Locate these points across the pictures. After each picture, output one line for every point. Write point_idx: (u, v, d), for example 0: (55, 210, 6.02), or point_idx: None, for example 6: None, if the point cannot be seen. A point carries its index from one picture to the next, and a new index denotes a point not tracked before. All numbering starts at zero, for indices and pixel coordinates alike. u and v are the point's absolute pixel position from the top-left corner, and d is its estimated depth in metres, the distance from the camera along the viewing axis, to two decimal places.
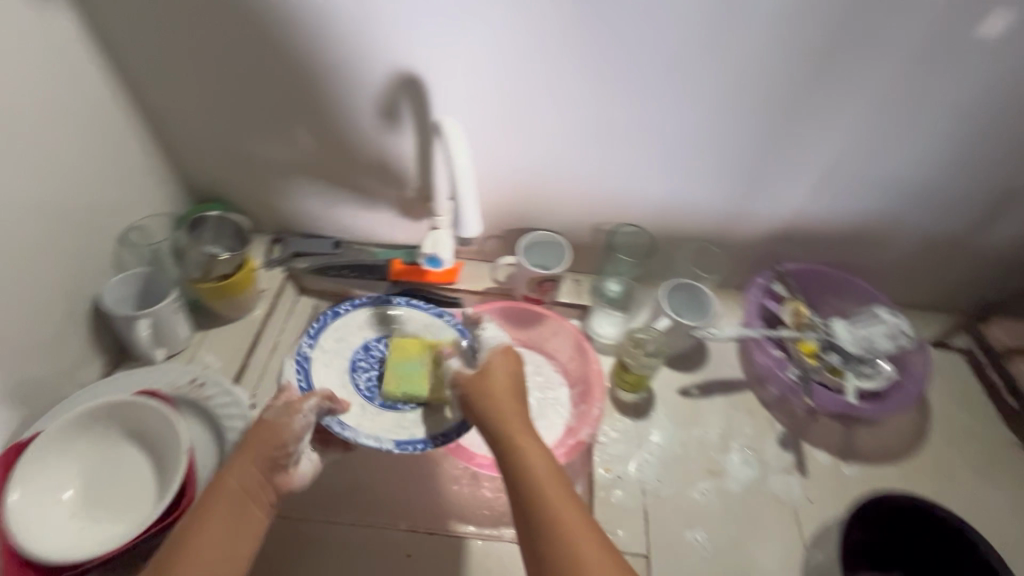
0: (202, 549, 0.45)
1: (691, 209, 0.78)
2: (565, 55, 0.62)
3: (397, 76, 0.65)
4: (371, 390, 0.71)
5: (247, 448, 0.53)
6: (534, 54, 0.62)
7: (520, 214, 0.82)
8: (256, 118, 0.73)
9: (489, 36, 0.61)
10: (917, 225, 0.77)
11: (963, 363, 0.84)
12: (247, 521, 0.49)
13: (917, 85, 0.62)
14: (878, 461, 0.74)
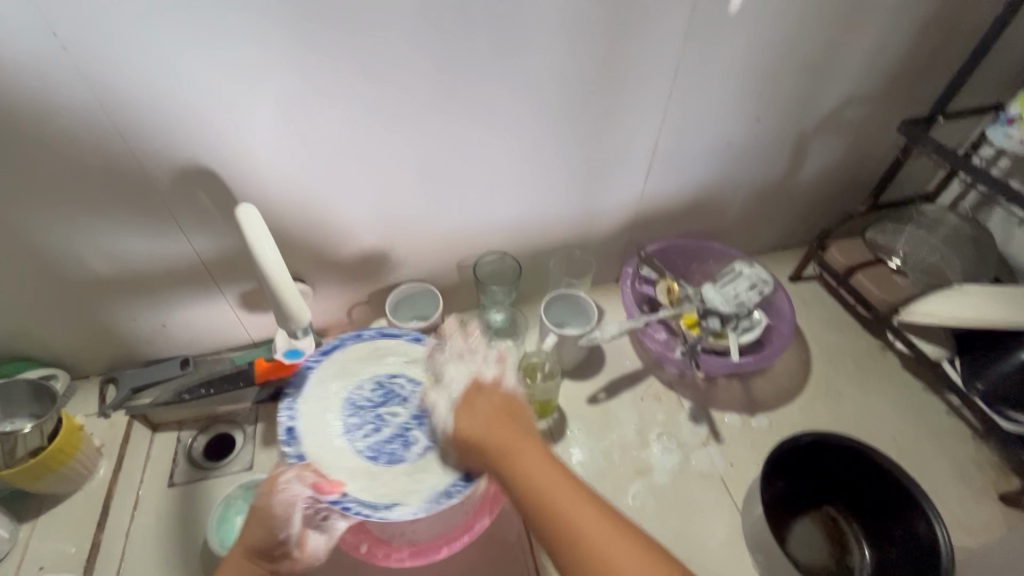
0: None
1: (540, 225, 0.78)
2: (359, 121, 0.59)
3: (189, 181, 0.59)
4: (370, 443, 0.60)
5: (250, 521, 0.55)
6: (326, 128, 0.58)
7: (381, 274, 0.78)
8: (36, 253, 0.61)
9: (276, 122, 0.56)
10: (742, 182, 0.83)
11: (821, 288, 0.93)
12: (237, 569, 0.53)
13: (691, 80, 0.66)
14: (777, 405, 0.78)
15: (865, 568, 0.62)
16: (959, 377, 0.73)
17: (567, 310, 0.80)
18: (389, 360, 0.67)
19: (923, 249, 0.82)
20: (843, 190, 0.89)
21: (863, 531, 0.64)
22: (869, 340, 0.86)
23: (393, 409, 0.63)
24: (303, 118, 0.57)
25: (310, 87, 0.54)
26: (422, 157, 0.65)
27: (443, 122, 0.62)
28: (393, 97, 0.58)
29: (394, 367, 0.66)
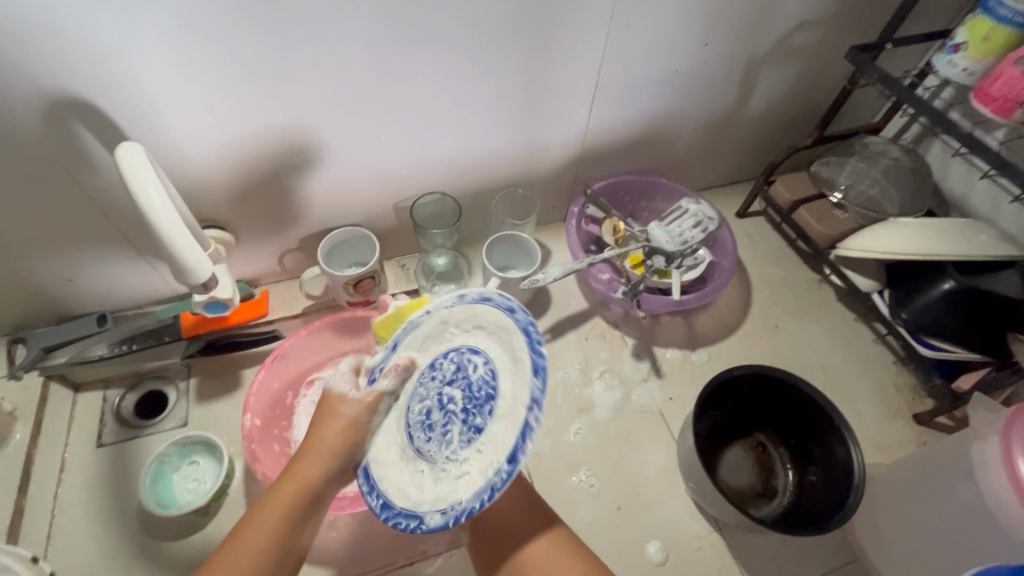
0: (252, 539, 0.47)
1: (481, 164, 0.74)
2: (262, 50, 0.51)
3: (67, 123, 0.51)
4: (420, 423, 0.50)
5: (297, 457, 0.51)
6: (223, 58, 0.51)
7: (311, 219, 0.73)
8: None
9: (160, 52, 0.48)
10: (690, 114, 0.80)
11: (765, 223, 0.93)
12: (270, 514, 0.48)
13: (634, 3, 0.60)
14: (717, 339, 0.80)
15: (786, 487, 0.67)
16: (887, 308, 0.76)
17: (512, 251, 0.78)
18: (482, 332, 0.50)
19: (865, 182, 0.83)
20: (792, 122, 0.87)
21: (788, 454, 0.68)
22: (807, 273, 0.88)
23: (453, 393, 0.50)
24: (191, 46, 0.49)
25: (197, 9, 0.46)
26: (340, 92, 0.58)
27: (361, 51, 0.55)
28: (297, 24, 0.50)
29: (479, 343, 0.50)
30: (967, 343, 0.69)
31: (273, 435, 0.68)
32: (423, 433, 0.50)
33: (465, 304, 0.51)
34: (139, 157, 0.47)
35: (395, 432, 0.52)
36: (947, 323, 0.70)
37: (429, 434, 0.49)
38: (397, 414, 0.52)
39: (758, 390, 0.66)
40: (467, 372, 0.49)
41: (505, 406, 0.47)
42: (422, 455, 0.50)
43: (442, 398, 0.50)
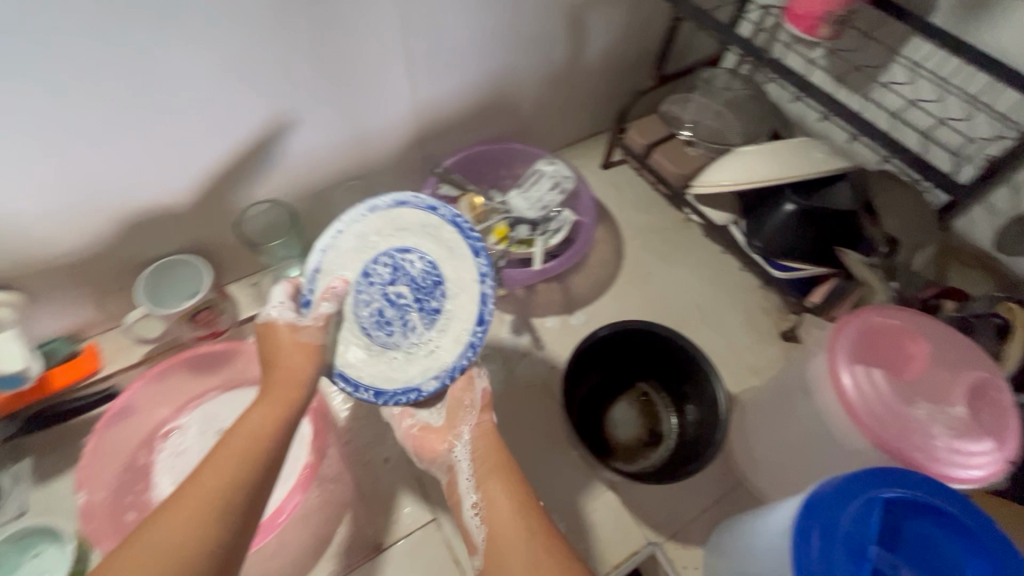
0: (199, 489, 0.41)
1: (309, 163, 0.68)
2: None
3: None
4: (372, 320, 0.55)
5: (260, 403, 0.48)
6: None
7: (121, 256, 0.63)
8: None
9: None
10: (527, 72, 0.76)
11: (629, 170, 0.93)
12: (225, 460, 0.43)
13: None
14: (594, 298, 0.79)
15: (671, 430, 0.68)
16: (743, 237, 0.78)
17: None
18: (409, 233, 0.57)
19: (709, 115, 0.83)
20: (635, 65, 0.86)
21: (669, 399, 0.69)
22: (673, 214, 0.89)
23: (398, 290, 0.56)
24: None
25: None
26: (98, 113, 0.49)
27: (104, 62, 0.46)
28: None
29: (406, 241, 0.57)
30: (813, 258, 0.72)
31: (127, 504, 0.62)
32: (410, 313, 0.55)
33: (381, 210, 0.57)
34: None
35: (344, 339, 0.55)
36: (793, 242, 0.72)
37: (389, 326, 0.55)
38: (348, 320, 0.55)
39: (631, 340, 0.65)
40: (407, 265, 0.56)
41: (449, 290, 0.56)
42: (388, 346, 0.56)
43: (389, 297, 0.56)
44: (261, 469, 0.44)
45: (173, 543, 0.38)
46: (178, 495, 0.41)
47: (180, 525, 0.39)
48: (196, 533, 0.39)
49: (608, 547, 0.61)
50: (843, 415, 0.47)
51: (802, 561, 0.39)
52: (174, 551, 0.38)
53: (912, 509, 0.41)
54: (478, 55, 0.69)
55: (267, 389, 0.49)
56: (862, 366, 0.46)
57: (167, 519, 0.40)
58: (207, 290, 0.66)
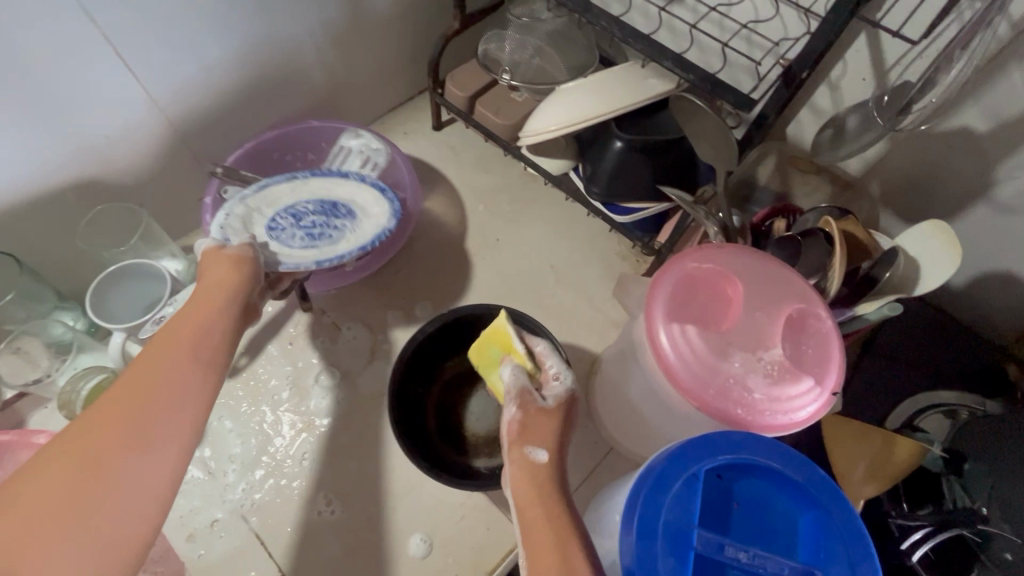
0: (101, 437, 0.35)
1: (27, 194, 0.53)
2: None
3: None
4: (297, 233, 0.61)
5: (163, 344, 0.41)
6: None
7: None
8: None
9: None
10: (300, 34, 0.63)
11: (463, 129, 0.83)
12: (127, 412, 0.36)
13: None
14: (439, 281, 0.71)
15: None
16: (582, 184, 0.71)
17: (135, 284, 0.61)
18: (284, 166, 0.65)
19: (528, 53, 0.74)
20: (438, 8, 0.75)
21: None
22: (517, 170, 0.81)
23: (305, 209, 0.63)
24: None
25: None
26: None
27: None
28: None
29: (305, 172, 0.65)
30: (652, 196, 0.67)
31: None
32: (313, 233, 0.61)
33: (251, 175, 0.63)
34: None
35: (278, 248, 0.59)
36: (629, 183, 0.67)
37: (311, 227, 0.62)
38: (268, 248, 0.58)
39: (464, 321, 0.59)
40: (316, 184, 0.65)
41: (337, 199, 0.64)
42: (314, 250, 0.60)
43: (298, 218, 0.62)
44: (173, 414, 0.37)
45: (49, 499, 0.32)
46: (76, 439, 0.34)
47: (54, 489, 0.32)
48: (94, 465, 0.34)
49: (485, 551, 0.56)
50: (666, 381, 0.42)
51: (632, 566, 0.34)
52: (99, 473, 0.34)
53: (740, 472, 0.38)
54: (220, 23, 0.56)
55: (166, 340, 0.41)
56: (677, 324, 0.41)
57: (46, 471, 0.33)
58: None
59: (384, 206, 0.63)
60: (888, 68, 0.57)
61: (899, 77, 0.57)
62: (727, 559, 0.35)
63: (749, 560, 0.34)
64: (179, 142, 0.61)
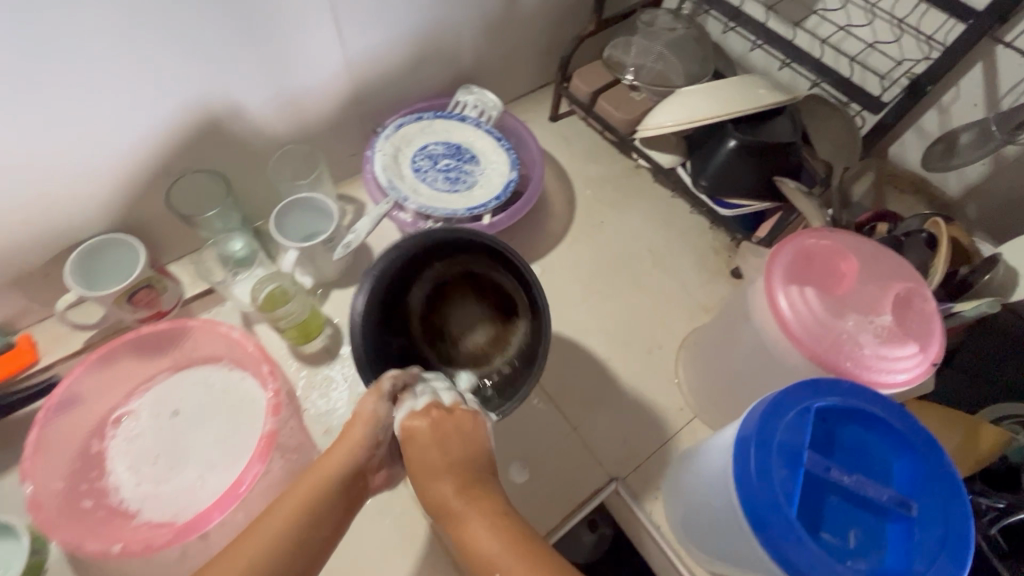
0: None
1: (240, 129, 0.65)
2: None
3: None
4: (439, 184, 0.72)
5: (227, 554, 0.41)
6: None
7: (42, 238, 0.60)
8: None
9: None
10: (463, 21, 0.74)
11: (576, 122, 0.92)
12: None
13: None
14: (548, 250, 0.79)
15: (513, 282, 0.63)
16: (689, 178, 0.78)
17: (305, 216, 0.71)
18: (424, 131, 0.76)
19: (651, 58, 0.82)
20: (575, 12, 0.84)
21: (496, 305, 0.66)
22: (623, 163, 0.89)
23: (442, 164, 0.74)
24: None
25: None
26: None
27: None
28: None
29: (438, 135, 0.76)
30: (756, 195, 0.74)
31: (82, 492, 0.59)
32: (452, 186, 0.72)
33: (393, 134, 0.74)
34: None
35: (429, 199, 0.70)
36: (736, 180, 0.73)
37: (450, 178, 0.73)
38: (420, 197, 0.70)
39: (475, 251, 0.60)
40: (448, 145, 0.76)
41: (466, 156, 0.76)
42: (457, 198, 0.71)
43: (438, 171, 0.73)
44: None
45: None
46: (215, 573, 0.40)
47: None
48: None
49: (576, 485, 0.63)
50: (780, 337, 0.48)
51: (749, 476, 0.40)
52: None
53: (847, 417, 0.43)
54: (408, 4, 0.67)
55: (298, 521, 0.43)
56: (796, 288, 0.47)
57: None
58: (140, 272, 0.63)
59: (504, 158, 0.76)
60: (1001, 95, 0.62)
61: (1013, 103, 0.62)
62: (832, 482, 0.41)
63: (853, 484, 0.40)
64: (353, 102, 0.72)
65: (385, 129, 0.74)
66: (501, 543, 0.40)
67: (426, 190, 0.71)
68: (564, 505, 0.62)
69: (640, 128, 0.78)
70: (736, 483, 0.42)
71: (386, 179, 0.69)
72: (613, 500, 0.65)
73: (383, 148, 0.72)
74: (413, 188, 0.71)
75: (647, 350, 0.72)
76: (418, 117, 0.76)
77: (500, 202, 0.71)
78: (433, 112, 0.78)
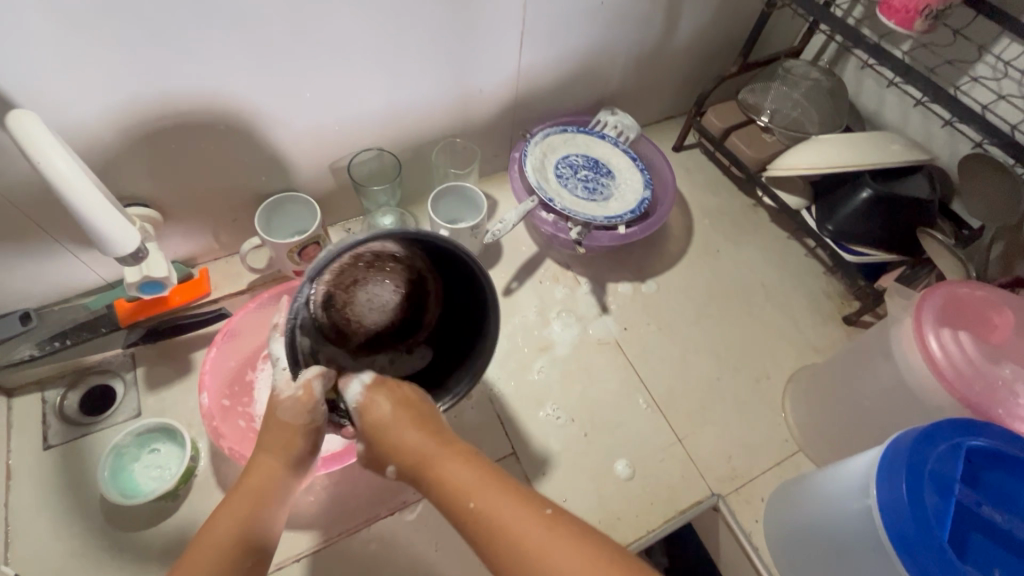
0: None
1: (416, 118, 0.73)
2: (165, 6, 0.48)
3: None
4: (577, 192, 0.78)
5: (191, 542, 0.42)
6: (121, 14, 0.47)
7: (241, 187, 0.69)
8: None
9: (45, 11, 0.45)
10: (621, 50, 0.80)
11: (699, 155, 0.96)
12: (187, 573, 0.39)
13: None
14: (663, 269, 0.83)
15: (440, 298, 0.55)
16: (814, 222, 0.81)
17: (453, 203, 0.77)
18: (566, 142, 0.82)
19: (789, 104, 0.86)
20: (718, 53, 0.90)
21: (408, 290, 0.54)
22: (742, 199, 0.92)
23: (580, 174, 0.80)
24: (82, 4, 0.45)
25: None
26: (255, 47, 0.56)
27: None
28: None
29: (578, 148, 0.82)
30: (883, 245, 0.75)
31: (238, 413, 0.67)
32: (590, 196, 0.78)
33: (540, 141, 0.80)
34: (17, 127, 0.44)
35: (569, 204, 0.76)
36: (865, 228, 0.76)
37: (587, 188, 0.78)
38: (560, 201, 0.75)
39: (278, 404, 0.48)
40: (587, 158, 0.82)
41: (603, 171, 0.81)
42: (594, 207, 0.76)
43: (576, 180, 0.79)
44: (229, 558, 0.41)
45: None
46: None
47: None
48: None
49: (677, 493, 0.65)
50: (927, 376, 0.50)
51: (900, 499, 0.42)
52: None
53: (995, 463, 0.44)
54: (581, 28, 0.74)
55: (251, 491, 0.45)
56: (948, 332, 0.49)
57: None
58: (313, 228, 0.71)
59: (639, 176, 0.81)
60: None
61: None
62: (980, 516, 0.42)
63: (1003, 522, 0.42)
64: (510, 108, 0.79)
65: (534, 135, 0.80)
66: (493, 502, 0.40)
67: (567, 195, 0.77)
68: (665, 511, 0.63)
69: (773, 168, 0.81)
70: (882, 504, 0.44)
71: (533, 180, 0.76)
72: (709, 515, 0.67)
73: (532, 152, 0.78)
74: (554, 192, 0.77)
75: (755, 378, 0.74)
76: (563, 129, 0.82)
77: (633, 216, 0.76)
78: (576, 126, 0.84)
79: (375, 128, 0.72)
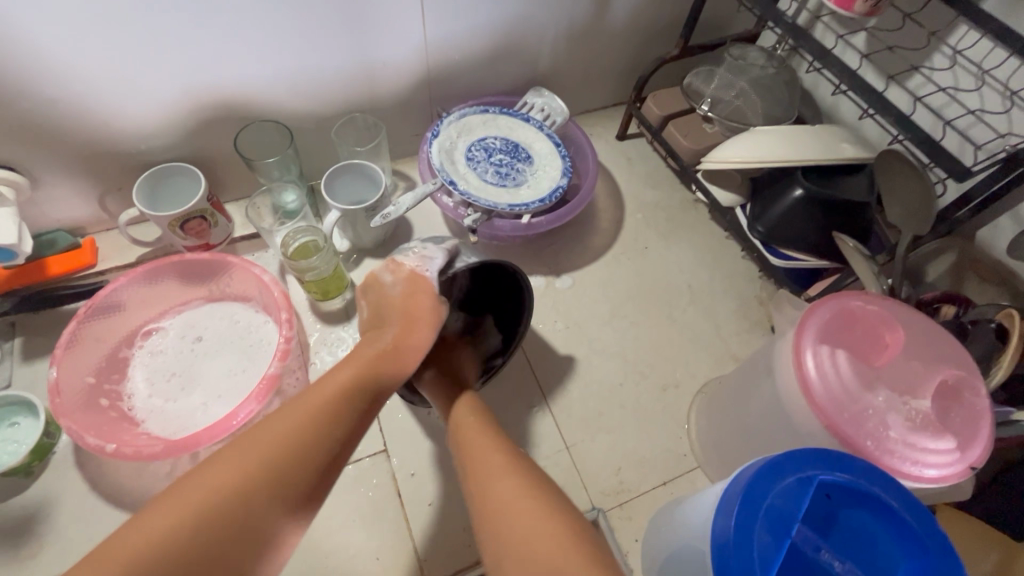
0: (254, 444, 0.40)
1: (316, 91, 0.69)
2: None
3: None
4: (486, 178, 0.73)
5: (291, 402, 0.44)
6: None
7: (125, 155, 0.66)
8: None
9: None
10: (548, 26, 0.75)
11: (642, 145, 0.90)
12: (270, 432, 0.41)
13: None
14: (582, 264, 0.78)
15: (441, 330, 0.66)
16: (746, 221, 0.75)
17: (357, 182, 0.73)
18: (486, 124, 0.77)
19: (731, 93, 0.79)
20: (663, 35, 0.83)
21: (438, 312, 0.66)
22: (682, 194, 0.86)
23: (495, 158, 0.74)
24: None
25: None
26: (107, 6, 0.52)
27: None
28: None
29: (498, 130, 0.77)
30: (816, 250, 0.69)
31: (104, 391, 0.64)
32: (500, 183, 0.73)
33: (456, 120, 0.75)
34: None
35: (474, 190, 0.71)
36: (797, 231, 0.69)
37: (498, 174, 0.73)
38: (466, 186, 0.71)
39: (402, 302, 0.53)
40: (505, 142, 0.76)
41: (522, 156, 0.76)
42: (502, 195, 0.72)
43: (489, 165, 0.74)
44: (308, 441, 0.41)
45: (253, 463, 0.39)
46: (257, 432, 0.41)
47: (226, 475, 0.38)
48: (259, 469, 0.39)
49: None
50: (799, 398, 0.44)
51: (727, 535, 0.37)
52: (257, 465, 0.39)
53: (853, 500, 0.39)
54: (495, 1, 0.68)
55: (349, 378, 0.46)
56: (827, 349, 0.43)
57: (228, 456, 0.39)
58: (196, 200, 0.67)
59: (559, 163, 0.75)
60: None
61: None
62: (819, 563, 0.37)
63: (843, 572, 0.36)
64: (426, 85, 0.75)
65: (449, 114, 0.75)
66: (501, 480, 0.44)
67: (475, 181, 0.72)
68: None
69: (704, 160, 0.74)
70: (711, 535, 0.38)
71: (439, 160, 0.71)
72: None
73: (443, 132, 0.73)
74: (462, 175, 0.72)
75: (662, 387, 0.69)
76: (483, 109, 0.76)
77: (543, 206, 0.71)
78: (500, 107, 0.78)
79: (270, 100, 0.67)
